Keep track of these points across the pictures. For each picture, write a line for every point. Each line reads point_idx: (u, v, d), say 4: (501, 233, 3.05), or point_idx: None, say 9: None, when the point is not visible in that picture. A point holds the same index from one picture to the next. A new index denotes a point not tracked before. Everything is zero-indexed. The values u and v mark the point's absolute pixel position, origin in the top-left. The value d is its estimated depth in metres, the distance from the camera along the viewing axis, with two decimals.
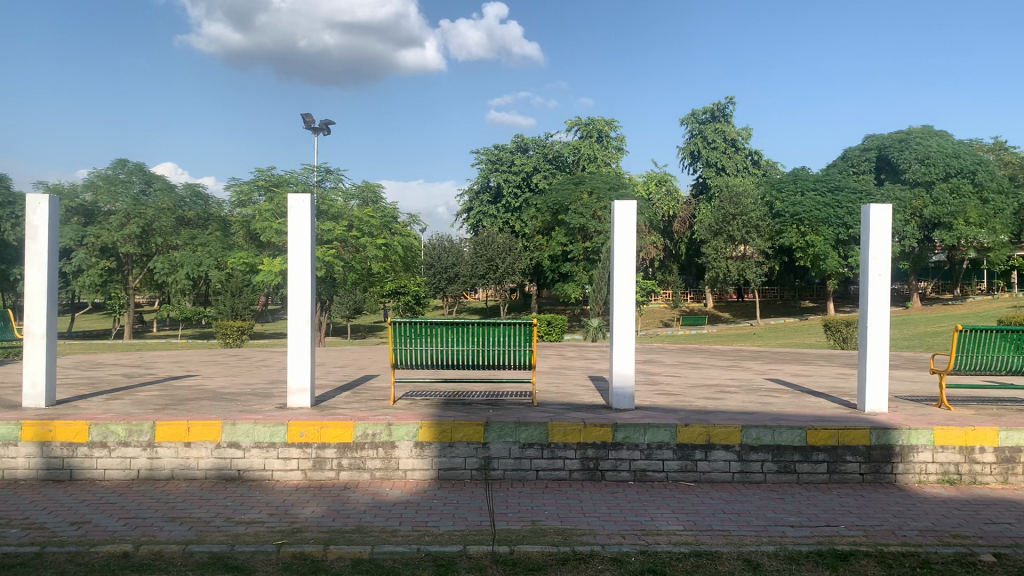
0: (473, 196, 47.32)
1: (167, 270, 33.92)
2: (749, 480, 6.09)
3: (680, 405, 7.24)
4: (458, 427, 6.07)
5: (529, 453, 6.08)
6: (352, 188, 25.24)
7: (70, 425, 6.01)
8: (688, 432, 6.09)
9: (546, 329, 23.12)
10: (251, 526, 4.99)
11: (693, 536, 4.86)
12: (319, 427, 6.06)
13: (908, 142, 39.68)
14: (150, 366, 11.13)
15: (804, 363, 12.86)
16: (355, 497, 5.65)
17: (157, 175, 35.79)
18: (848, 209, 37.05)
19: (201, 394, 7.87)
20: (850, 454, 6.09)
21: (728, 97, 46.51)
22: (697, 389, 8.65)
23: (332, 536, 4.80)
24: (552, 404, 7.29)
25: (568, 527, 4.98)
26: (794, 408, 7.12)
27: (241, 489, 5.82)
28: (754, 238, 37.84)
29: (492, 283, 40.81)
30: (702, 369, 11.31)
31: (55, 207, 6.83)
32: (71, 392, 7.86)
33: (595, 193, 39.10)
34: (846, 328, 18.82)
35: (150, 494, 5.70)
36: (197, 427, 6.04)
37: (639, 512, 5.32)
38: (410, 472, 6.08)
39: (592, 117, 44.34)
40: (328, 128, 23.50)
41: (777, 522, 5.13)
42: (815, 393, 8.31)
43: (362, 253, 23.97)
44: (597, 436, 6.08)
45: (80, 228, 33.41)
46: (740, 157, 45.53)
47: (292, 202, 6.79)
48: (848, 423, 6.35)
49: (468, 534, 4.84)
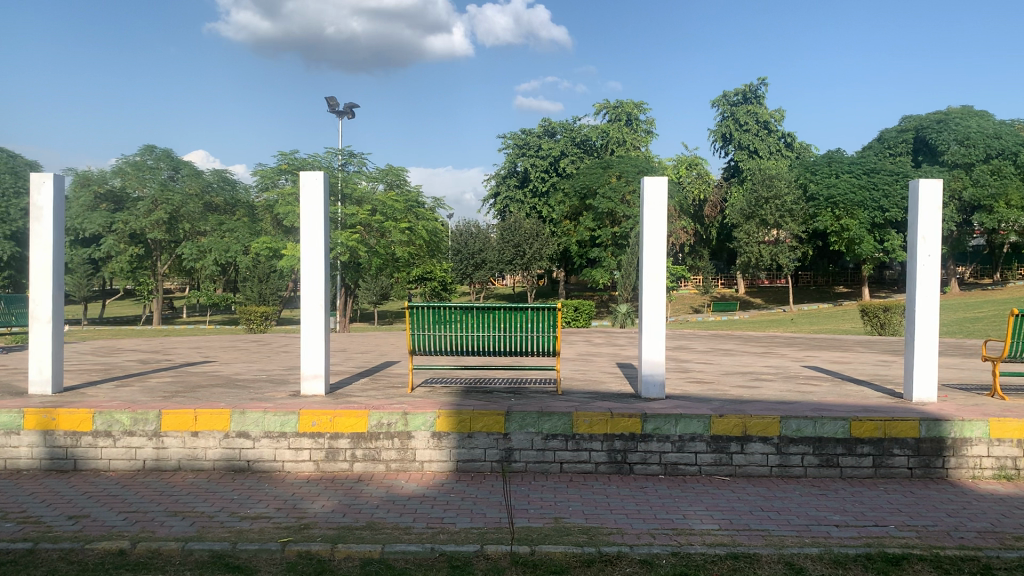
0: (501, 180, 47.01)
1: (195, 256, 34.07)
2: (788, 475, 5.70)
3: (715, 395, 6.85)
4: (477, 417, 5.75)
5: (552, 445, 5.73)
6: (377, 172, 24.88)
7: (73, 413, 5.77)
8: (723, 422, 5.70)
9: (575, 315, 22.75)
10: (256, 521, 4.69)
11: (729, 536, 4.49)
12: (331, 416, 5.76)
13: (947, 122, 38.85)
14: (168, 351, 10.97)
15: (842, 349, 12.39)
16: (369, 490, 5.34)
17: (185, 161, 35.67)
18: (885, 192, 36.06)
19: (214, 381, 7.62)
20: (897, 447, 5.68)
21: (761, 78, 45.61)
22: (732, 377, 8.23)
23: (341, 534, 4.49)
24: (577, 392, 6.93)
25: (593, 526, 4.63)
26: (836, 398, 6.71)
27: (249, 482, 5.53)
28: (788, 222, 37.15)
29: (520, 269, 40.46)
30: (736, 356, 10.91)
31: (60, 188, 6.59)
32: (80, 378, 7.63)
33: (624, 177, 38.50)
34: (884, 314, 18.23)
35: (154, 486, 5.44)
36: (204, 416, 5.77)
37: (671, 509, 4.96)
38: (428, 464, 5.77)
39: (621, 100, 43.48)
40: (353, 112, 23.21)
41: (821, 522, 4.75)
42: (857, 381, 7.86)
43: (387, 237, 23.74)
44: (625, 426, 5.72)
45: (109, 214, 33.57)
46: (773, 140, 44.65)
47: (305, 179, 6.48)
48: (896, 413, 5.92)
49: (486, 531, 4.51)
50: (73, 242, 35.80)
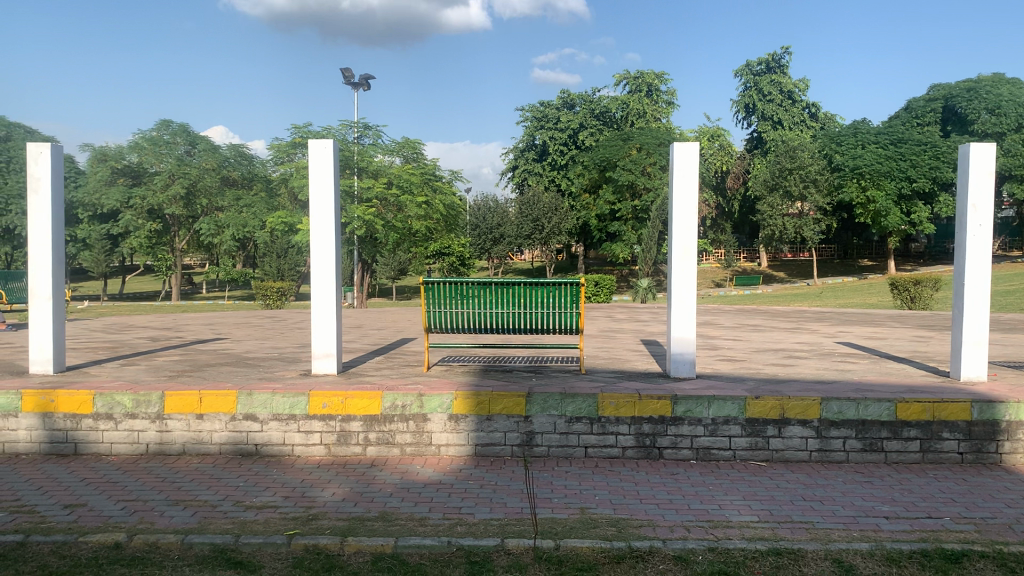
0: (519, 153, 46.56)
1: (213, 232, 34.01)
2: (829, 460, 5.34)
3: (748, 374, 6.48)
4: (497, 398, 5.42)
5: (577, 428, 5.40)
6: (393, 145, 24.55)
7: (73, 394, 5.50)
8: (759, 405, 5.34)
9: (595, 290, 22.42)
10: (262, 512, 4.40)
11: (771, 530, 4.14)
12: (343, 397, 5.46)
13: (977, 90, 37.84)
14: (181, 328, 10.71)
15: (875, 324, 11.96)
16: (382, 476, 5.03)
17: (201, 136, 35.51)
18: (912, 162, 35.15)
19: (224, 359, 7.34)
20: (947, 431, 5.29)
21: (784, 46, 44.47)
22: (764, 354, 7.85)
23: (352, 526, 4.18)
24: (602, 372, 6.57)
25: (622, 517, 4.30)
26: (877, 377, 6.32)
27: (257, 467, 5.24)
28: (812, 193, 36.29)
29: (539, 244, 40.08)
30: (765, 332, 10.49)
31: (58, 157, 6.28)
32: (86, 357, 7.38)
33: (645, 148, 37.77)
34: (915, 288, 17.67)
35: (157, 471, 5.16)
36: (210, 398, 5.48)
37: (706, 499, 4.61)
38: (445, 448, 5.45)
39: (641, 70, 42.48)
40: (368, 84, 22.81)
41: (869, 513, 4.39)
42: (897, 359, 7.45)
43: (404, 211, 23.38)
44: (654, 409, 5.38)
45: (127, 189, 33.36)
46: (797, 110, 43.78)
47: (312, 147, 6.13)
48: (944, 394, 5.54)
49: (506, 523, 4.18)
50: (92, 217, 35.81)
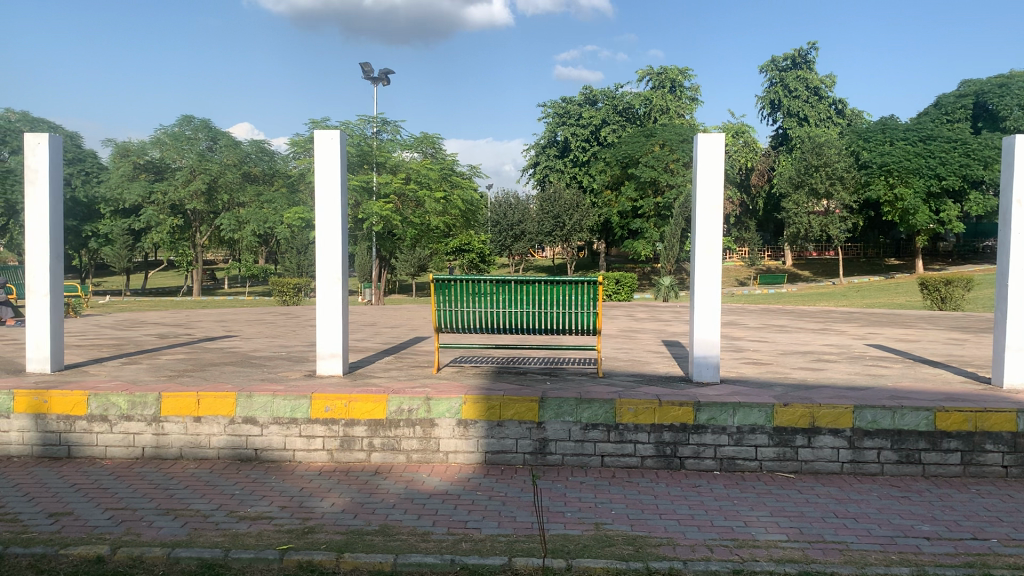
0: (540, 150, 46.13)
1: (234, 227, 33.99)
2: (862, 472, 5.01)
3: (775, 378, 6.13)
4: (508, 403, 5.12)
5: (593, 436, 5.10)
6: (411, 141, 24.36)
7: (67, 395, 5.28)
8: (788, 413, 5.01)
9: (616, 288, 22.08)
10: (255, 524, 4.13)
11: (800, 550, 3.81)
12: (346, 401, 5.19)
13: (1010, 86, 37.07)
14: (192, 324, 10.55)
15: (906, 325, 11.54)
16: (386, 485, 4.76)
17: (222, 131, 35.62)
18: (942, 159, 34.41)
19: (227, 358, 7.09)
20: (991, 442, 4.93)
21: (811, 42, 43.70)
22: (791, 357, 7.50)
23: (350, 541, 3.90)
24: (620, 375, 6.25)
25: (639, 535, 3.99)
26: (912, 382, 5.98)
27: (255, 474, 4.98)
28: (838, 190, 35.60)
29: (560, 241, 39.62)
30: (790, 333, 10.12)
31: (58, 149, 6.06)
32: (89, 355, 7.18)
33: (668, 145, 37.23)
34: (945, 288, 17.12)
35: (151, 477, 4.92)
36: (208, 400, 5.23)
37: (731, 515, 4.28)
38: (453, 455, 5.16)
39: (665, 66, 41.92)
40: (387, 78, 22.57)
41: (908, 533, 4.05)
42: (932, 363, 7.06)
43: (423, 208, 23.15)
44: (675, 416, 5.07)
45: (148, 184, 33.38)
46: (824, 106, 43.01)
47: (318, 138, 5.86)
48: (986, 403, 5.17)
49: (515, 540, 3.88)
50: (114, 212, 35.95)
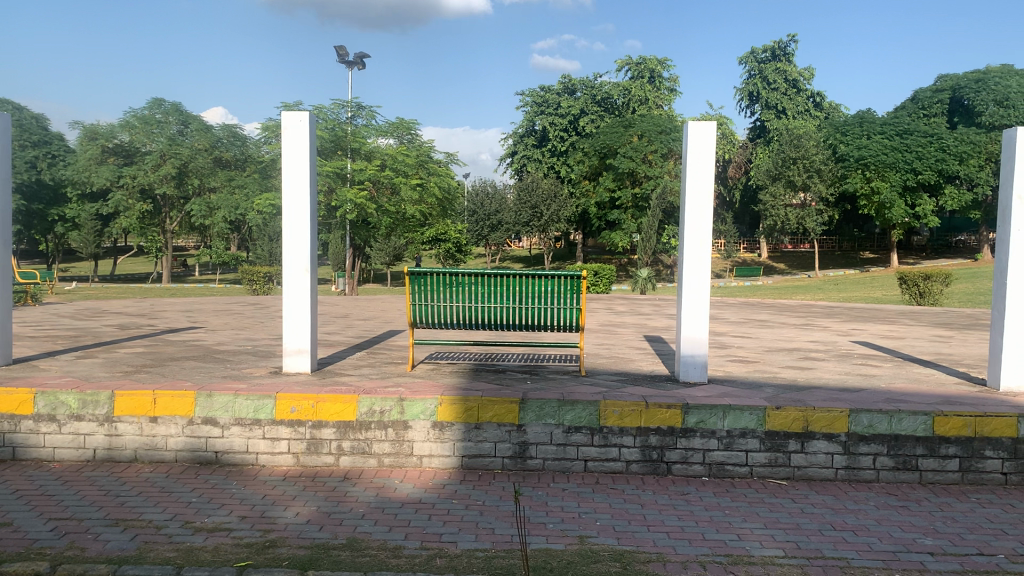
0: (518, 139, 45.69)
1: (204, 213, 33.35)
2: (857, 479, 4.77)
3: (764, 378, 5.89)
4: (486, 405, 4.83)
5: (576, 439, 4.82)
6: (387, 126, 23.94)
7: (11, 393, 4.92)
8: (780, 416, 4.76)
9: (594, 280, 21.83)
10: (212, 536, 3.81)
11: (798, 568, 3.56)
12: (314, 401, 4.86)
13: (986, 81, 37.14)
14: (156, 314, 10.17)
15: (888, 321, 11.36)
16: (355, 493, 4.45)
17: (194, 115, 34.91)
18: (919, 154, 34.40)
19: (190, 352, 6.74)
20: (990, 448, 4.72)
21: (790, 34, 43.64)
22: (778, 355, 7.28)
23: (314, 556, 3.59)
24: (603, 374, 5.97)
25: (626, 549, 3.72)
26: (905, 384, 5.76)
27: (215, 478, 4.66)
28: (816, 183, 35.68)
29: (537, 231, 39.28)
30: (774, 328, 9.91)
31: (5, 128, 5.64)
32: (41, 347, 6.80)
33: (646, 136, 36.97)
34: (924, 283, 17.05)
35: (102, 482, 4.57)
36: (165, 399, 4.89)
37: (723, 527, 4.03)
38: (428, 459, 4.87)
39: (644, 55, 41.64)
40: (363, 62, 22.10)
41: (912, 548, 3.81)
42: (922, 362, 6.86)
43: (398, 195, 22.75)
44: (663, 419, 4.80)
45: (117, 169, 32.63)
46: (801, 99, 43.04)
47: (286, 120, 5.49)
48: (985, 406, 4.95)
49: (494, 556, 3.60)
50: (81, 196, 35.13)
